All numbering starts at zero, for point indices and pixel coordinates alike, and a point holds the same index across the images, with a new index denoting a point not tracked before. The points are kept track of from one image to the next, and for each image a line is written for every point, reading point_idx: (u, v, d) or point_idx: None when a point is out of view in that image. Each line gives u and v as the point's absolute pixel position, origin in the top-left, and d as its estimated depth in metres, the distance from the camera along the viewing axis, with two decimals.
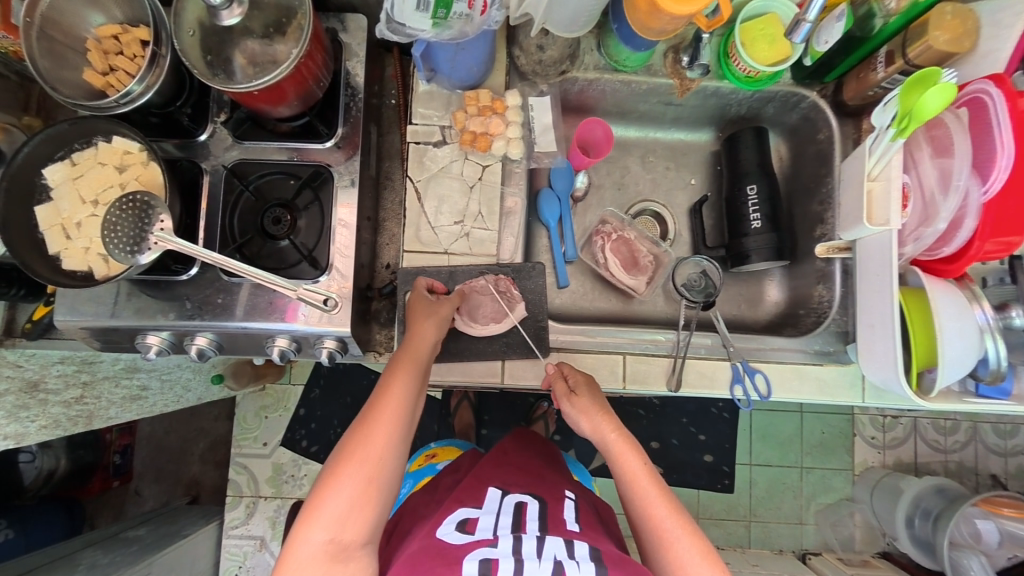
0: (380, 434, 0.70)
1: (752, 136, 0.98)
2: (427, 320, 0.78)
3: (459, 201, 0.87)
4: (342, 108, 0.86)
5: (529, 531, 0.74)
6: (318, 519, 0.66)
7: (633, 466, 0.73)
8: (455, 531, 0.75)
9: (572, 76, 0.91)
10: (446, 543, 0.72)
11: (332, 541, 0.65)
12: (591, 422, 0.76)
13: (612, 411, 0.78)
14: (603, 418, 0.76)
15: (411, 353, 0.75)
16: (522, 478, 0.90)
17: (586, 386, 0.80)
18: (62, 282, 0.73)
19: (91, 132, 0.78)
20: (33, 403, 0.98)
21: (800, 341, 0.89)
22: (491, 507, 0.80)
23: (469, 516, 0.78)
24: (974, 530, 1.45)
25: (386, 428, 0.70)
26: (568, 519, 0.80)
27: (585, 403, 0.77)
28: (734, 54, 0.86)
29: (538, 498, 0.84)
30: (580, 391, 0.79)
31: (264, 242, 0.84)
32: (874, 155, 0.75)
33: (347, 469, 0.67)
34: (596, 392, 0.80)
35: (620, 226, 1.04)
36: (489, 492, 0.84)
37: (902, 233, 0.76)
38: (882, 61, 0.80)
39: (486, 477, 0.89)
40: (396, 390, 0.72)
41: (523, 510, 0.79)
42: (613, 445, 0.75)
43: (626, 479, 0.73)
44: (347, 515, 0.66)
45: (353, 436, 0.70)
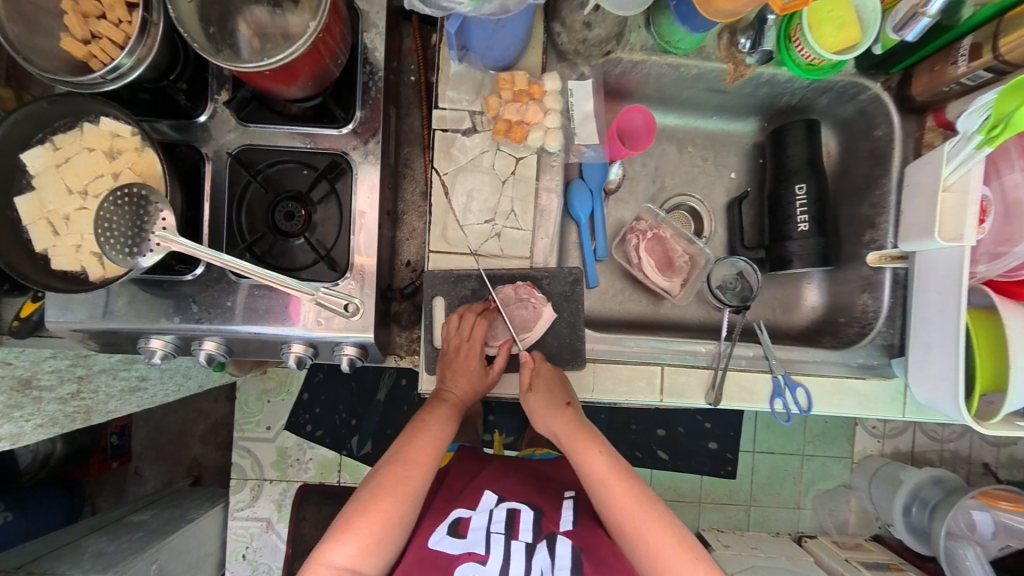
0: (417, 473, 0.73)
1: (803, 130, 0.91)
2: (466, 376, 0.77)
3: (490, 196, 0.79)
4: (360, 88, 0.76)
5: (522, 536, 0.77)
6: (343, 543, 0.68)
7: (593, 464, 0.76)
8: (447, 537, 0.77)
9: (617, 57, 0.82)
10: (439, 551, 0.75)
11: (348, 569, 0.68)
12: (546, 420, 0.77)
13: (571, 400, 0.77)
14: (559, 413, 0.76)
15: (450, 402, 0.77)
16: (522, 480, 0.89)
17: (551, 377, 0.77)
18: (52, 284, 0.65)
19: (75, 111, 0.68)
20: (27, 401, 0.93)
21: (841, 354, 0.86)
22: (485, 510, 0.81)
23: (461, 518, 0.80)
24: (970, 520, 1.50)
25: (424, 468, 0.74)
26: (563, 520, 0.83)
27: (539, 400, 0.76)
28: (798, 38, 0.77)
29: (533, 505, 0.83)
30: (536, 388, 0.76)
31: (277, 240, 0.77)
32: (952, 162, 0.69)
33: (382, 502, 0.71)
34: (556, 389, 0.76)
35: (655, 223, 0.98)
36: (484, 495, 0.84)
37: (976, 251, 0.72)
38: (965, 55, 0.73)
39: (483, 480, 0.88)
40: (431, 436, 0.75)
41: (516, 517, 0.80)
42: (570, 442, 0.77)
43: (588, 474, 0.76)
44: (370, 546, 0.69)
45: (390, 469, 0.73)
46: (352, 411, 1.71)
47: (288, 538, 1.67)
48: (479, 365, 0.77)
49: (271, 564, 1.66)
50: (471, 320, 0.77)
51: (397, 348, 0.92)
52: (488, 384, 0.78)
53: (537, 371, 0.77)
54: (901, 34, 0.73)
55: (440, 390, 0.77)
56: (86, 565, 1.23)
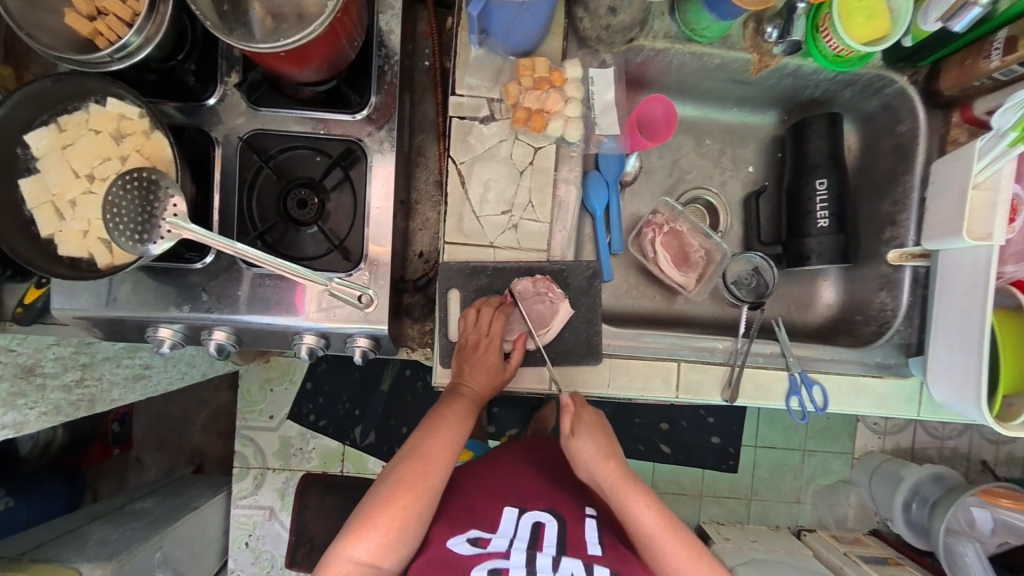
0: (435, 470, 0.73)
1: (825, 124, 0.89)
2: (484, 372, 0.76)
3: (508, 187, 0.77)
4: (375, 73, 0.74)
5: (546, 547, 0.75)
6: (364, 539, 0.68)
7: (647, 522, 0.74)
8: (466, 543, 0.75)
9: (639, 45, 0.80)
10: (457, 555, 0.72)
11: (369, 564, 0.68)
12: (586, 468, 0.78)
13: (615, 449, 0.79)
14: (605, 462, 0.77)
15: (468, 398, 0.76)
16: (540, 489, 0.88)
17: (592, 421, 0.79)
18: (58, 271, 0.63)
19: (79, 91, 0.65)
20: (30, 388, 0.91)
21: (859, 353, 0.85)
22: (506, 529, 0.78)
23: (482, 534, 0.76)
24: (970, 517, 1.50)
25: (442, 464, 0.73)
26: (589, 541, 0.79)
27: (581, 448, 0.78)
28: (827, 28, 0.75)
29: (555, 516, 0.82)
30: (577, 433, 0.78)
31: (289, 229, 0.75)
32: (984, 159, 0.67)
33: (401, 499, 0.70)
34: (597, 433, 0.79)
35: (671, 216, 0.96)
36: (505, 510, 0.81)
37: (1004, 250, 0.71)
38: (1000, 49, 0.71)
39: (501, 487, 0.86)
40: (448, 431, 0.74)
41: (539, 532, 0.78)
42: (613, 487, 0.76)
43: (639, 531, 0.75)
44: (390, 542, 0.69)
45: (408, 466, 0.73)
46: (355, 402, 1.70)
47: (291, 527, 1.68)
48: (497, 360, 0.76)
49: (274, 552, 1.66)
50: (488, 315, 0.75)
51: (408, 340, 0.90)
52: (504, 379, 0.77)
53: (578, 416, 0.79)
54: (948, 24, 0.70)
55: (457, 385, 0.76)
56: (91, 553, 1.23)
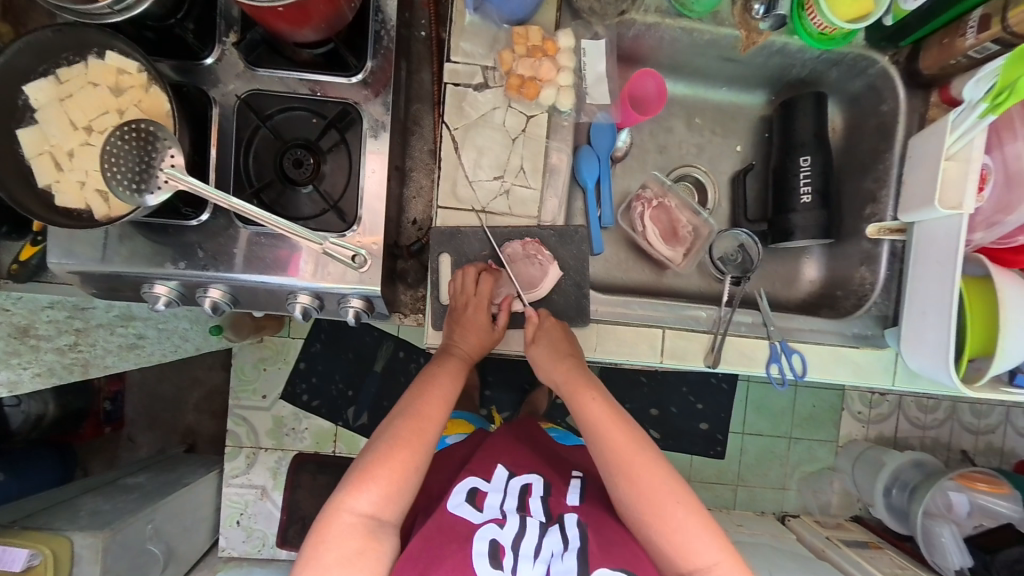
0: (432, 424, 0.74)
1: (811, 102, 0.91)
2: (474, 333, 0.79)
3: (501, 153, 0.79)
4: (373, 37, 0.75)
5: (534, 512, 0.76)
6: (363, 492, 0.69)
7: (593, 411, 0.75)
8: (465, 504, 0.76)
9: (630, 18, 0.82)
10: (456, 519, 0.74)
11: (370, 516, 0.69)
12: (546, 368, 0.77)
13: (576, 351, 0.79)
14: (557, 362, 0.77)
15: (462, 355, 0.78)
16: (535, 455, 0.89)
17: (556, 336, 0.78)
18: (56, 219, 0.64)
19: (79, 45, 0.66)
20: (24, 349, 0.91)
21: (838, 324, 0.88)
22: (499, 485, 0.80)
23: (478, 490, 0.78)
24: (947, 501, 1.54)
25: (437, 418, 0.75)
26: (571, 493, 0.82)
27: (541, 354, 0.78)
28: (811, 6, 0.78)
29: (543, 476, 0.83)
30: (539, 341, 0.78)
31: (285, 188, 0.76)
32: (956, 131, 0.70)
33: (398, 452, 0.71)
34: (561, 344, 0.78)
35: (661, 191, 0.99)
36: (497, 468, 0.83)
37: (974, 220, 0.74)
38: (975, 27, 0.73)
39: (496, 450, 0.88)
40: (444, 386, 0.76)
41: (528, 487, 0.80)
42: (567, 386, 0.77)
43: (584, 420, 0.75)
44: (390, 495, 0.70)
45: (405, 420, 0.74)
46: (349, 382, 1.71)
47: (283, 505, 1.68)
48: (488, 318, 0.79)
49: (266, 530, 1.67)
50: (474, 276, 0.78)
51: (401, 306, 0.92)
52: (493, 340, 0.80)
53: (542, 325, 0.79)
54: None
55: (451, 342, 0.79)
56: (82, 521, 1.23)
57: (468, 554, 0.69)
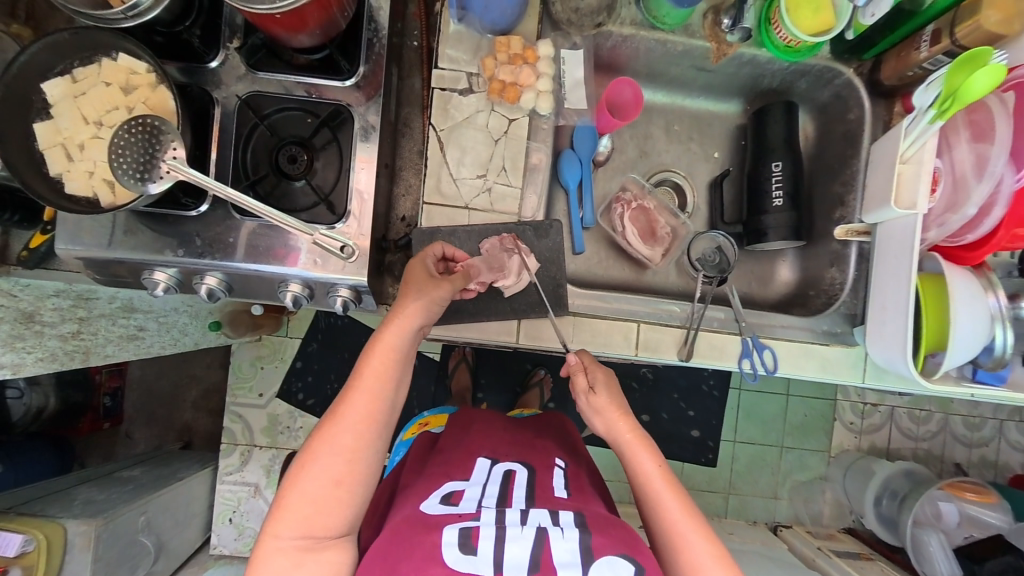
0: (355, 428, 0.67)
1: (782, 110, 0.96)
2: (404, 321, 0.72)
3: (483, 153, 0.84)
4: (365, 44, 0.81)
5: (515, 501, 0.74)
6: (288, 515, 0.65)
7: (646, 465, 0.75)
8: (439, 504, 0.74)
9: (607, 29, 0.87)
10: (428, 514, 0.72)
11: (303, 537, 0.65)
12: (606, 420, 0.79)
13: (630, 412, 0.80)
14: (619, 417, 0.78)
15: (388, 343, 0.71)
16: (513, 448, 0.90)
17: (608, 381, 0.81)
18: (64, 205, 0.69)
19: (93, 47, 0.72)
20: (29, 334, 0.95)
21: (808, 321, 0.91)
22: (478, 479, 0.79)
23: (455, 488, 0.77)
24: (936, 510, 1.53)
25: (359, 421, 0.68)
26: (556, 486, 0.80)
27: (602, 402, 0.79)
28: (776, 20, 0.83)
29: (527, 465, 0.84)
30: (597, 389, 0.80)
31: (279, 181, 0.81)
32: (909, 136, 0.74)
33: (320, 463, 0.66)
34: (613, 390, 0.81)
35: (640, 193, 1.03)
36: (477, 461, 0.84)
37: (927, 218, 0.78)
38: (928, 40, 0.78)
39: (474, 445, 0.88)
40: (374, 385, 0.69)
41: (510, 478, 0.80)
42: (627, 444, 0.77)
43: (639, 474, 0.75)
44: (318, 512, 0.65)
45: (325, 428, 0.68)
46: (343, 381, 1.74)
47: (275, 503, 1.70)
48: (421, 288, 0.74)
49: (258, 528, 1.68)
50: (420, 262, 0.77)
51: (388, 298, 0.96)
52: (446, 294, 0.75)
53: (593, 374, 0.81)
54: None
55: (381, 331, 0.71)
56: (76, 509, 1.26)
57: (435, 544, 0.66)
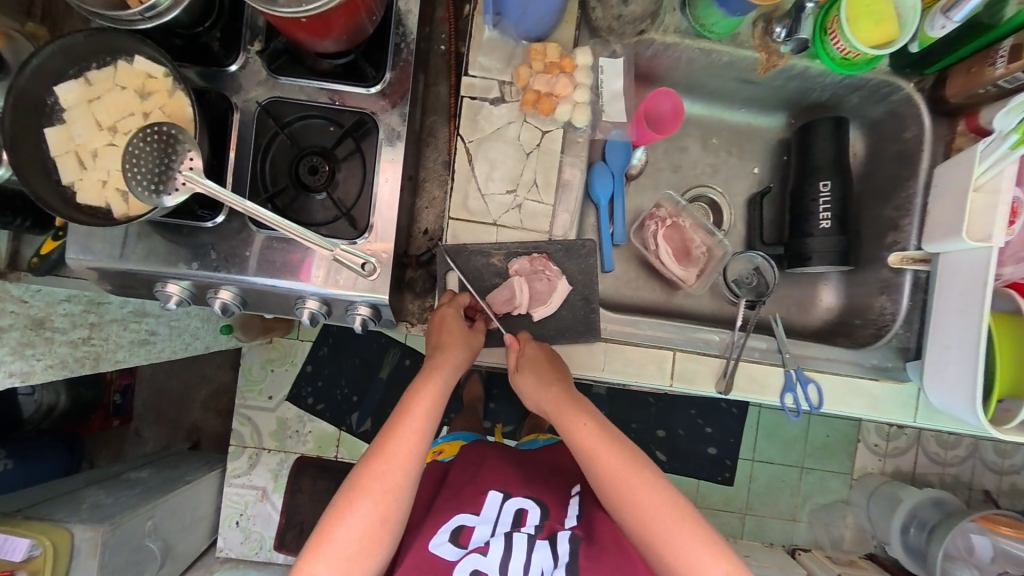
0: (399, 468, 0.67)
1: (832, 127, 0.90)
2: (446, 364, 0.73)
3: (514, 167, 0.79)
4: (392, 50, 0.77)
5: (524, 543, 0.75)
6: (325, 554, 0.64)
7: (586, 438, 0.71)
8: (449, 543, 0.75)
9: (649, 37, 0.82)
10: (439, 557, 0.73)
11: None
12: (535, 397, 0.76)
13: (562, 382, 0.75)
14: (548, 390, 0.74)
15: (433, 382, 0.71)
16: (529, 479, 0.87)
17: (538, 356, 0.77)
18: (76, 216, 0.66)
19: (109, 48, 0.68)
20: (40, 340, 0.92)
21: (856, 354, 0.85)
22: (489, 515, 0.78)
23: (464, 525, 0.77)
24: (968, 543, 1.45)
25: (403, 463, 0.68)
26: (568, 517, 0.80)
27: (528, 381, 0.75)
28: (834, 30, 0.77)
29: (539, 502, 0.81)
30: (523, 368, 0.76)
31: (298, 194, 0.77)
32: (984, 162, 0.69)
33: (360, 502, 0.66)
34: (544, 366, 0.76)
35: (674, 211, 0.97)
36: (488, 495, 0.81)
37: (1004, 253, 0.71)
38: (1005, 56, 0.72)
39: (492, 476, 0.85)
40: (417, 429, 0.69)
41: (522, 516, 0.79)
42: (561, 418, 0.73)
43: (577, 445, 0.71)
44: (355, 553, 0.64)
45: (367, 466, 0.68)
46: (354, 387, 1.71)
47: (282, 508, 1.66)
48: (464, 336, 0.75)
49: (264, 533, 1.65)
50: (444, 312, 0.76)
51: (408, 316, 0.91)
52: (479, 344, 0.77)
53: (522, 351, 0.78)
54: (948, 14, 0.71)
55: (424, 375, 0.72)
56: (84, 514, 1.23)
57: None
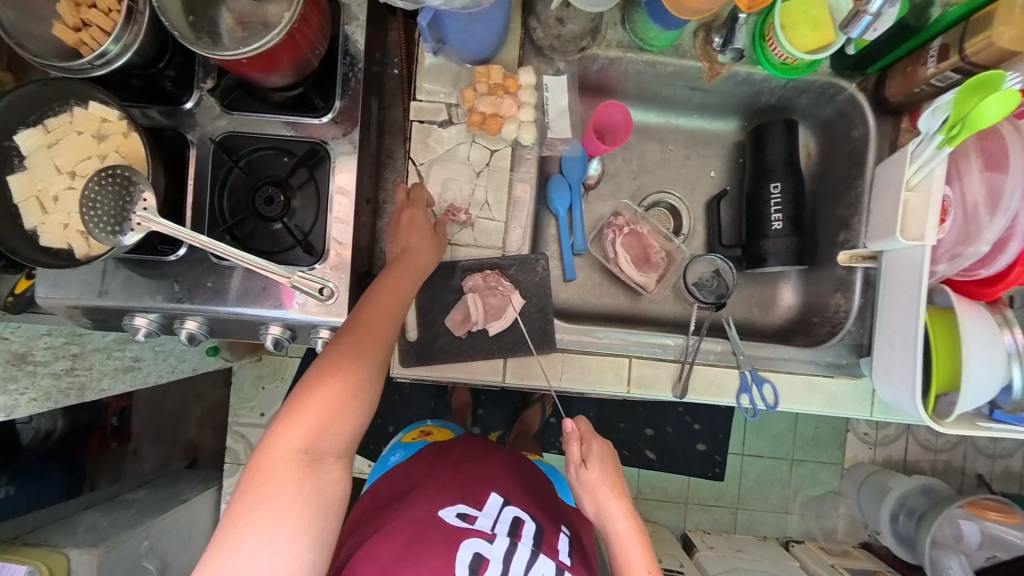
0: (367, 348, 0.65)
1: (782, 129, 0.91)
2: (416, 255, 0.74)
3: (465, 187, 0.81)
4: (341, 80, 0.79)
5: (526, 537, 0.76)
6: (295, 421, 0.60)
7: (635, 566, 0.73)
8: (458, 515, 0.76)
9: (592, 54, 0.84)
10: (446, 523, 0.74)
11: (309, 445, 0.60)
12: (596, 501, 0.77)
13: (623, 492, 0.77)
14: (613, 499, 0.76)
15: (401, 273, 0.72)
16: (524, 493, 0.87)
17: (604, 455, 0.78)
18: (41, 260, 0.69)
19: (65, 95, 0.71)
20: (21, 374, 0.95)
21: (813, 352, 0.86)
22: (491, 510, 0.79)
23: (472, 507, 0.78)
24: (957, 531, 1.44)
25: (370, 341, 0.66)
26: (561, 550, 0.79)
27: (593, 479, 0.76)
28: (771, 37, 0.78)
29: (536, 519, 0.82)
30: (591, 466, 0.77)
31: (257, 224, 0.80)
32: (916, 162, 0.70)
33: (326, 379, 0.62)
34: (609, 468, 0.78)
35: (633, 218, 0.98)
36: (491, 495, 0.82)
37: (938, 250, 0.74)
38: (935, 56, 0.73)
39: (487, 476, 0.87)
40: (353, 375, 0.63)
41: (521, 521, 0.79)
42: (616, 535, 0.75)
43: (624, 571, 0.74)
44: (326, 422, 0.61)
45: (336, 343, 0.65)
46: None
47: None
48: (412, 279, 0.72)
49: None
50: (409, 216, 0.77)
51: None
52: (444, 247, 0.79)
53: (588, 448, 0.78)
54: (846, 32, 0.71)
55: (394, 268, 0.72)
56: (80, 538, 1.26)
57: (451, 559, 0.69)
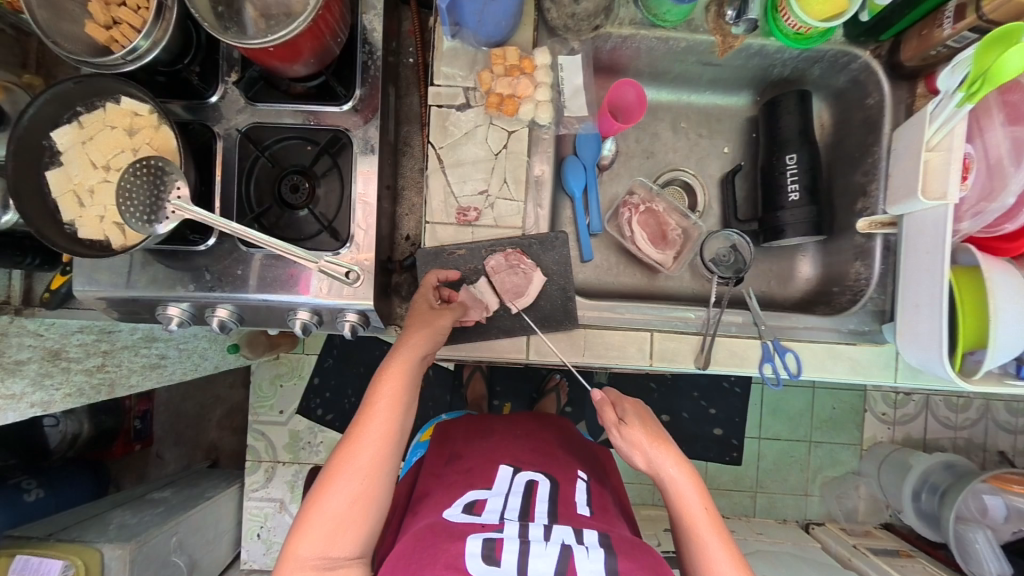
0: (370, 455, 0.69)
1: (795, 100, 0.92)
2: (415, 343, 0.74)
3: (484, 168, 0.83)
4: (360, 67, 0.80)
5: (538, 516, 0.72)
6: (308, 532, 0.67)
7: (692, 507, 0.74)
8: (462, 512, 0.72)
9: (605, 32, 0.85)
10: (452, 523, 0.70)
11: (322, 555, 0.67)
12: (644, 454, 0.77)
13: (666, 441, 0.78)
14: (660, 449, 0.77)
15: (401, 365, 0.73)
16: (534, 457, 0.87)
17: (638, 412, 0.81)
18: (79, 251, 0.71)
19: (98, 92, 0.73)
20: (57, 371, 0.98)
21: (833, 321, 0.87)
22: (501, 489, 0.77)
23: (477, 499, 0.75)
24: (981, 505, 1.42)
25: (372, 447, 0.69)
26: (579, 502, 0.78)
27: (636, 435, 0.78)
28: (784, 7, 0.79)
29: (550, 478, 0.82)
30: (630, 422, 0.79)
31: (282, 212, 0.82)
32: (936, 122, 0.72)
33: (335, 484, 0.68)
34: (647, 421, 0.80)
35: (648, 196, 0.99)
36: (499, 470, 0.82)
37: (960, 209, 0.76)
38: (951, 17, 0.73)
39: (495, 454, 0.87)
40: (359, 481, 0.68)
41: (532, 490, 0.77)
42: (669, 481, 0.76)
43: (683, 515, 0.74)
44: (336, 531, 0.67)
45: (344, 448, 0.70)
46: (361, 395, 1.75)
47: None
48: (414, 364, 0.74)
49: None
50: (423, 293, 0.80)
51: (398, 319, 0.95)
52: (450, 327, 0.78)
53: (622, 406, 0.82)
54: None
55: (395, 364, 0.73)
56: (111, 535, 1.28)
57: (459, 553, 0.64)
